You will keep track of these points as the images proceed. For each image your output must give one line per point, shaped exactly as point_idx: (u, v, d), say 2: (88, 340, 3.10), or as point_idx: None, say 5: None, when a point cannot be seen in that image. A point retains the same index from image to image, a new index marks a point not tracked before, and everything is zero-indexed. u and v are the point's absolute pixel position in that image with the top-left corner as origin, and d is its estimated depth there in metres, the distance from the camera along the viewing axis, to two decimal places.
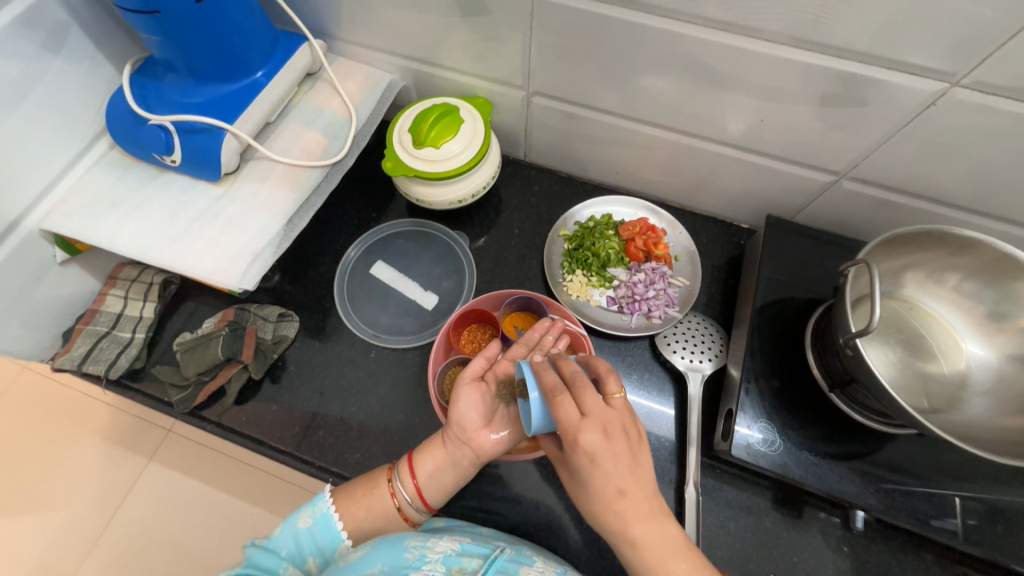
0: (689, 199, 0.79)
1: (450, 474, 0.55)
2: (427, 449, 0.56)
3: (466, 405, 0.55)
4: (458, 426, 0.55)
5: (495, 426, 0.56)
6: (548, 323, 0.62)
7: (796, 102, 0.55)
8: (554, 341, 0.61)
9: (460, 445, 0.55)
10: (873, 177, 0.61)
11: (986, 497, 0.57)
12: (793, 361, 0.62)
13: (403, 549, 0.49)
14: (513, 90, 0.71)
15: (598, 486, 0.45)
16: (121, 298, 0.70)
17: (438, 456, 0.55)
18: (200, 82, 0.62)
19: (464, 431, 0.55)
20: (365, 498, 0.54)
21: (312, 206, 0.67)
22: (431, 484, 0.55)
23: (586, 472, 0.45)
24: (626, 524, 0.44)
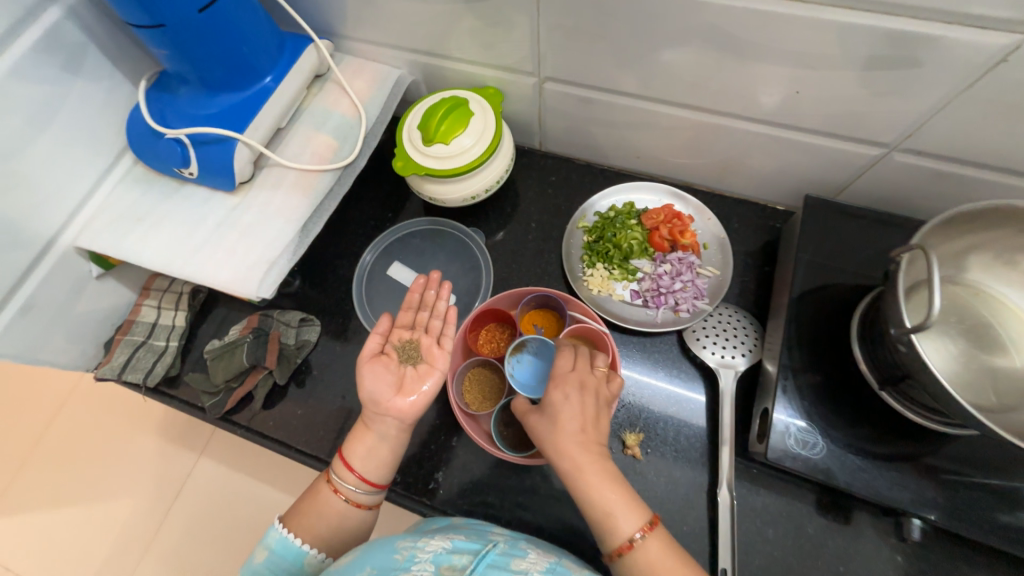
0: (717, 181, 0.74)
1: (386, 447, 0.55)
2: (353, 437, 0.55)
3: (372, 381, 0.56)
4: (371, 403, 0.55)
5: (407, 388, 0.56)
6: (424, 280, 0.64)
7: (836, 68, 0.49)
8: (438, 295, 0.63)
9: (380, 419, 0.55)
10: (930, 147, 0.54)
11: None
12: (835, 355, 0.57)
13: (392, 551, 0.45)
14: (524, 77, 0.67)
15: (559, 423, 0.49)
16: (155, 308, 0.73)
17: (364, 438, 0.55)
18: (212, 92, 0.62)
19: (377, 402, 0.55)
20: (314, 507, 0.53)
21: (325, 211, 0.66)
22: (368, 466, 0.54)
23: (550, 412, 0.50)
24: (574, 463, 0.47)
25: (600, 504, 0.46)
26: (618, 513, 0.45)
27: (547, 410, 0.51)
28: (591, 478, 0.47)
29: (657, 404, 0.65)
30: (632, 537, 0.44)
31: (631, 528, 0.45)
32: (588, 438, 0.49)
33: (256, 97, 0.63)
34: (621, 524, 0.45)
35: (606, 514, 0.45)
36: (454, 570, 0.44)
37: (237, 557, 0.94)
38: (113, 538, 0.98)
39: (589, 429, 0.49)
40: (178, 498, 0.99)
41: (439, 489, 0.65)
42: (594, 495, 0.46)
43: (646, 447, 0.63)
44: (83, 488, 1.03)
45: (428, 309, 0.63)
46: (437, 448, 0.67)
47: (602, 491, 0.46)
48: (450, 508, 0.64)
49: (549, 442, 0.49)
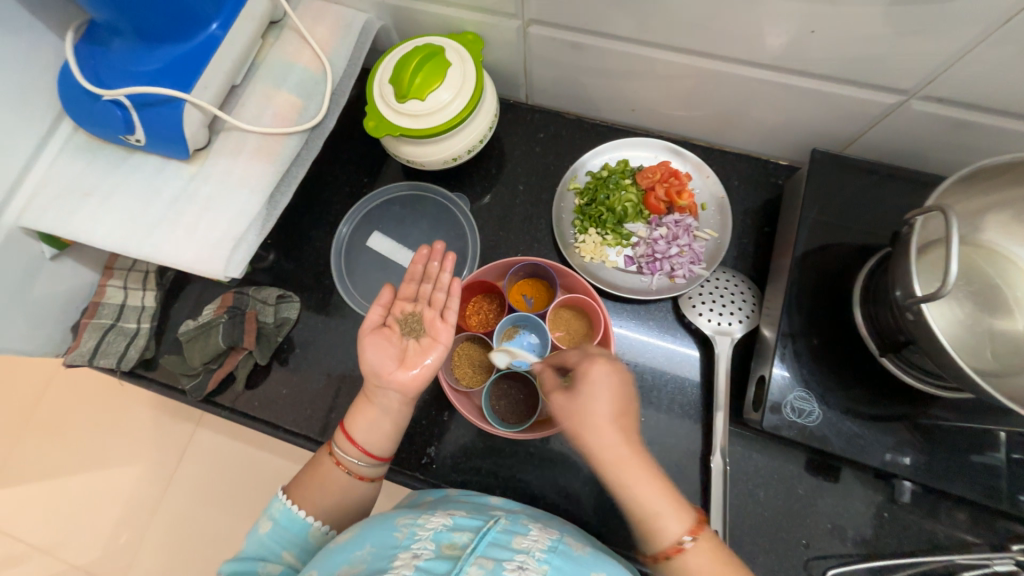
0: (718, 135, 0.69)
1: (388, 422, 0.54)
2: (355, 410, 0.54)
3: (374, 354, 0.54)
4: (372, 375, 0.54)
5: (410, 361, 0.54)
6: (428, 251, 0.62)
7: (856, 3, 0.44)
8: (442, 267, 0.61)
9: (382, 392, 0.53)
10: (951, 93, 0.49)
11: None
12: (835, 320, 0.55)
13: (393, 528, 0.45)
14: (506, 19, 0.60)
15: (586, 412, 0.44)
16: (121, 289, 0.69)
17: (367, 411, 0.53)
18: (151, 45, 0.55)
19: (380, 375, 0.53)
20: (316, 479, 0.52)
21: (294, 176, 0.62)
22: (372, 439, 0.53)
23: (581, 399, 0.44)
24: (616, 458, 0.42)
25: (647, 503, 0.42)
26: (666, 512, 0.41)
27: (577, 399, 0.45)
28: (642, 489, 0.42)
29: (650, 373, 0.64)
30: (680, 540, 0.41)
31: (681, 530, 0.41)
32: (621, 430, 0.43)
33: (203, 49, 0.56)
34: (671, 529, 0.41)
35: (655, 515, 0.42)
36: (454, 548, 0.42)
37: (238, 527, 0.95)
38: (115, 511, 0.99)
39: (626, 418, 0.44)
40: (174, 472, 0.99)
41: (432, 464, 0.65)
42: (637, 488, 0.42)
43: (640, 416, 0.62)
44: (78, 465, 1.02)
45: (430, 282, 0.60)
46: (429, 423, 0.66)
47: (649, 485, 0.42)
48: (444, 482, 0.64)
49: (577, 433, 0.44)
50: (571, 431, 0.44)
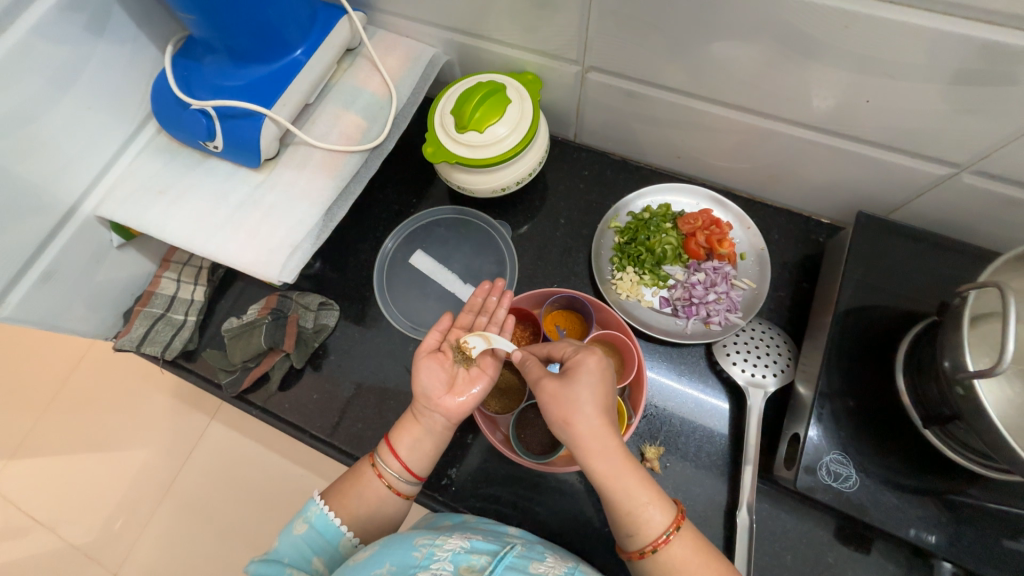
0: (761, 188, 0.70)
1: (430, 442, 0.54)
2: (400, 426, 0.54)
3: (426, 376, 0.55)
4: (422, 396, 0.54)
5: (459, 388, 0.55)
6: (490, 286, 0.64)
7: (916, 78, 0.45)
8: (499, 302, 0.63)
9: (429, 413, 0.54)
10: (1005, 171, 0.50)
11: None
12: (875, 383, 0.54)
13: (412, 547, 0.44)
14: (566, 65, 0.63)
15: (590, 405, 0.46)
16: (174, 281, 0.72)
17: (412, 429, 0.54)
18: (240, 63, 0.59)
19: (429, 397, 0.54)
20: (354, 489, 0.52)
21: (351, 193, 0.64)
22: (413, 456, 0.53)
23: (574, 388, 0.47)
24: (601, 448, 0.45)
25: (624, 492, 0.44)
26: (649, 501, 0.44)
27: (566, 389, 0.47)
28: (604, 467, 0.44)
29: (678, 417, 0.63)
30: (663, 532, 0.43)
31: (663, 523, 0.43)
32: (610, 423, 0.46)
33: (288, 70, 0.61)
34: (651, 516, 0.43)
35: (632, 505, 0.44)
36: (474, 570, 0.43)
37: (244, 528, 0.95)
38: (126, 495, 1.01)
39: (609, 413, 0.47)
40: (187, 464, 1.00)
41: (451, 486, 0.65)
42: (607, 475, 0.44)
43: (666, 460, 0.62)
44: (98, 447, 1.04)
45: (486, 314, 0.62)
46: (452, 444, 0.66)
47: (629, 478, 0.44)
48: (461, 505, 0.64)
49: (571, 420, 0.46)
50: (563, 419, 0.46)
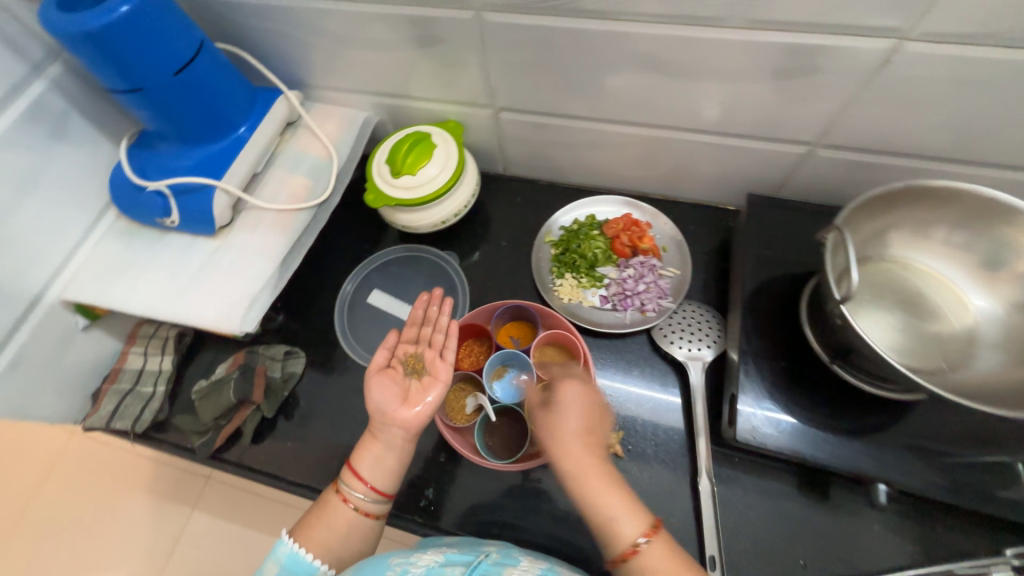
0: (670, 188, 0.80)
1: (392, 457, 0.56)
2: (360, 448, 0.57)
3: (378, 393, 0.58)
4: (377, 413, 0.57)
5: (413, 398, 0.58)
6: (428, 297, 0.68)
7: (752, 79, 0.55)
8: (440, 312, 0.67)
9: (387, 429, 0.56)
10: (846, 141, 0.60)
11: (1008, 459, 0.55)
12: (787, 338, 0.62)
13: (386, 567, 0.46)
14: (481, 109, 0.73)
15: (572, 427, 0.48)
16: (142, 354, 0.75)
17: (372, 448, 0.56)
18: (191, 146, 0.67)
19: (384, 413, 0.56)
20: (322, 521, 0.53)
21: (304, 244, 0.71)
22: (377, 474, 0.55)
23: (563, 406, 0.49)
24: (581, 464, 0.47)
25: (601, 505, 0.46)
26: (621, 513, 0.45)
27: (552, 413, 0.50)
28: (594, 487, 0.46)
29: (632, 401, 0.68)
30: (636, 541, 0.44)
31: (635, 534, 0.44)
32: (592, 444, 0.48)
33: (234, 146, 0.69)
34: (625, 528, 0.45)
35: (609, 517, 0.45)
36: None
37: None
38: None
39: (595, 434, 0.49)
40: (168, 550, 0.96)
41: (430, 506, 0.66)
42: (587, 491, 0.46)
43: (628, 444, 0.65)
44: (70, 551, 1.00)
45: (429, 325, 0.66)
46: (428, 466, 0.68)
47: (604, 492, 0.46)
48: (442, 523, 0.65)
49: (558, 442, 0.48)
50: (552, 438, 0.48)
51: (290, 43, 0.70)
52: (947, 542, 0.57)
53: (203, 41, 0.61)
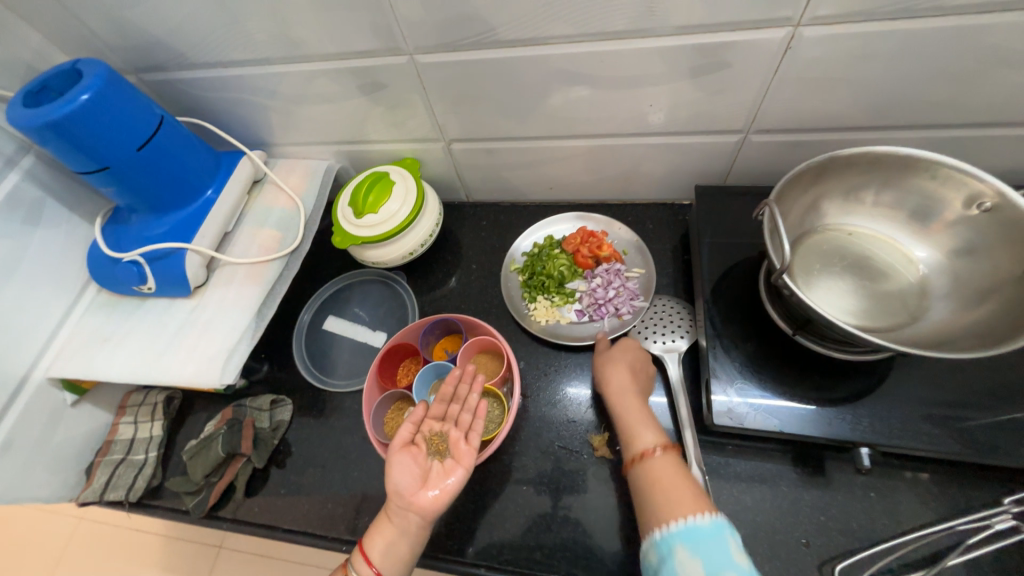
0: (624, 193, 0.83)
1: (406, 542, 0.54)
2: (375, 527, 0.55)
3: (399, 472, 0.56)
4: (395, 494, 0.55)
5: (432, 482, 0.56)
6: (461, 372, 0.66)
7: (671, 81, 0.59)
8: (469, 390, 0.65)
9: (404, 512, 0.54)
10: (774, 125, 0.64)
11: (981, 405, 0.55)
12: (756, 318, 0.64)
13: None
14: (433, 144, 0.78)
15: (629, 364, 0.64)
16: (132, 423, 0.76)
17: (386, 530, 0.55)
18: (162, 214, 0.70)
19: (401, 495, 0.55)
20: None
21: (278, 292, 0.73)
22: (389, 559, 0.53)
23: (629, 352, 0.66)
24: (628, 394, 0.61)
25: (631, 420, 0.59)
26: (644, 431, 0.57)
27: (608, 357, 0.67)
28: (629, 404, 0.60)
29: None
30: (651, 448, 0.55)
31: (650, 444, 0.55)
32: (638, 376, 0.64)
33: (203, 209, 0.72)
34: (646, 439, 0.56)
35: (635, 430, 0.58)
36: None
37: None
38: None
39: (640, 372, 0.64)
40: None
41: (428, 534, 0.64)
42: (631, 413, 0.59)
43: (614, 445, 0.66)
44: None
45: (458, 402, 0.64)
46: None
47: (642, 415, 0.59)
48: (439, 551, 0.63)
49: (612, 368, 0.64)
50: (609, 364, 0.65)
51: (246, 107, 0.74)
52: (944, 499, 0.56)
53: (163, 117, 0.65)
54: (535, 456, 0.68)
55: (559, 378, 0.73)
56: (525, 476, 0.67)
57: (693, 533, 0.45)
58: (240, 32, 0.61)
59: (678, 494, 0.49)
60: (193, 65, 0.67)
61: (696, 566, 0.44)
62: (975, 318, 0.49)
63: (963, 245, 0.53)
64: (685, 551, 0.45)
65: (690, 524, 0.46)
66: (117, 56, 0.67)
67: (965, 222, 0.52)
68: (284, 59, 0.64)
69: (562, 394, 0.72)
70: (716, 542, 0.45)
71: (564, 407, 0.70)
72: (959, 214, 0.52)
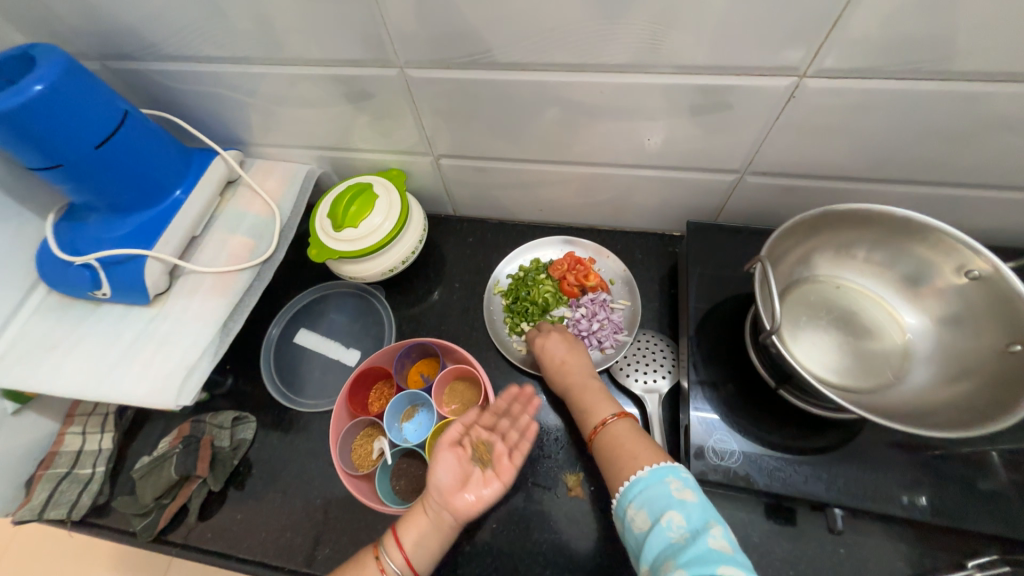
0: (616, 220, 0.81)
1: (435, 539, 0.52)
2: (409, 515, 0.53)
3: (441, 468, 0.53)
4: (434, 489, 0.53)
5: (471, 487, 0.53)
6: (515, 391, 0.62)
7: (672, 117, 0.57)
8: (526, 411, 0.59)
9: (440, 509, 0.52)
10: (771, 168, 0.63)
11: (954, 470, 0.55)
12: (737, 364, 0.63)
13: None
14: (421, 157, 0.74)
15: (552, 347, 0.66)
16: (80, 434, 0.71)
17: (419, 522, 0.53)
18: (122, 215, 0.65)
19: (440, 491, 0.52)
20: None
21: (246, 305, 0.69)
22: (419, 552, 0.52)
23: (552, 337, 0.67)
24: (569, 372, 0.63)
25: (585, 405, 0.59)
26: (596, 403, 0.59)
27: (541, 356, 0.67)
28: (579, 391, 0.61)
29: None
30: (606, 418, 0.56)
31: (605, 414, 0.57)
32: (571, 368, 0.63)
33: (168, 211, 0.67)
34: (599, 410, 0.58)
35: (587, 412, 0.59)
36: None
37: None
38: None
39: (572, 362, 0.64)
40: None
41: None
42: (581, 398, 0.60)
43: (589, 486, 0.65)
44: None
45: (509, 417, 0.59)
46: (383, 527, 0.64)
47: (590, 397, 0.60)
48: None
49: (551, 364, 0.65)
50: (541, 353, 0.66)
51: (222, 104, 0.70)
52: (909, 560, 0.57)
53: (127, 112, 0.60)
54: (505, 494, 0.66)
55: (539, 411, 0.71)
56: (492, 513, 0.64)
57: (638, 486, 0.47)
58: (216, 28, 0.56)
59: (636, 451, 0.51)
60: (165, 57, 0.62)
61: (643, 515, 0.45)
62: (955, 393, 0.49)
63: (951, 311, 0.52)
64: (632, 505, 0.46)
65: (641, 472, 0.48)
66: (79, 40, 0.62)
67: (954, 290, 0.52)
68: (264, 60, 0.60)
69: (541, 428, 0.69)
70: (656, 487, 0.46)
71: (542, 443, 0.68)
72: (949, 281, 0.52)
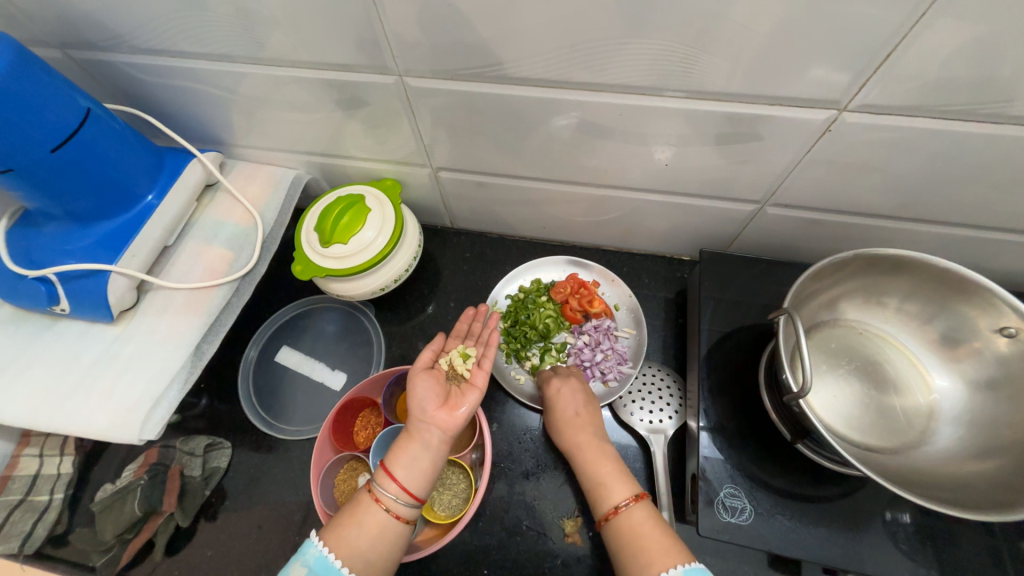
0: (623, 241, 0.77)
1: (429, 459, 0.48)
2: (396, 446, 0.49)
3: (421, 390, 0.52)
4: (416, 409, 0.51)
5: (454, 402, 0.52)
6: (474, 312, 0.64)
7: (693, 144, 0.53)
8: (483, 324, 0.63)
9: (426, 427, 0.50)
10: (793, 201, 0.59)
11: (961, 531, 0.54)
12: (749, 409, 0.59)
13: None
14: (418, 169, 0.69)
15: (563, 410, 0.60)
16: (36, 457, 0.65)
17: (407, 447, 0.48)
18: (85, 224, 0.59)
19: (424, 410, 0.51)
20: (352, 519, 0.44)
21: (222, 325, 0.63)
22: (412, 475, 0.47)
23: (562, 397, 0.61)
24: (586, 441, 0.56)
25: (595, 473, 0.53)
26: (611, 481, 0.51)
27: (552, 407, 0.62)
28: (587, 455, 0.55)
29: None
30: (619, 503, 0.49)
31: (620, 497, 0.50)
32: (584, 424, 0.58)
33: (135, 219, 0.60)
34: (612, 492, 0.50)
35: (599, 484, 0.52)
36: None
37: None
38: None
39: (586, 416, 0.59)
40: None
41: None
42: (592, 459, 0.54)
43: (588, 530, 0.62)
44: None
45: (474, 338, 0.62)
46: None
47: (601, 462, 0.53)
48: None
49: (561, 415, 0.60)
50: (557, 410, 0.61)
51: (198, 103, 0.63)
52: None
53: (91, 109, 0.53)
54: (500, 539, 0.62)
55: (537, 446, 0.67)
56: (487, 558, 0.62)
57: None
58: (191, 23, 0.50)
59: (655, 548, 0.44)
60: (132, 49, 0.56)
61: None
62: (985, 469, 0.46)
63: (986, 375, 0.51)
64: None
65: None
66: (37, 27, 0.55)
67: (991, 352, 0.50)
68: (246, 59, 0.54)
69: (540, 464, 0.66)
70: None
71: (539, 480, 0.65)
72: (989, 345, 0.50)
